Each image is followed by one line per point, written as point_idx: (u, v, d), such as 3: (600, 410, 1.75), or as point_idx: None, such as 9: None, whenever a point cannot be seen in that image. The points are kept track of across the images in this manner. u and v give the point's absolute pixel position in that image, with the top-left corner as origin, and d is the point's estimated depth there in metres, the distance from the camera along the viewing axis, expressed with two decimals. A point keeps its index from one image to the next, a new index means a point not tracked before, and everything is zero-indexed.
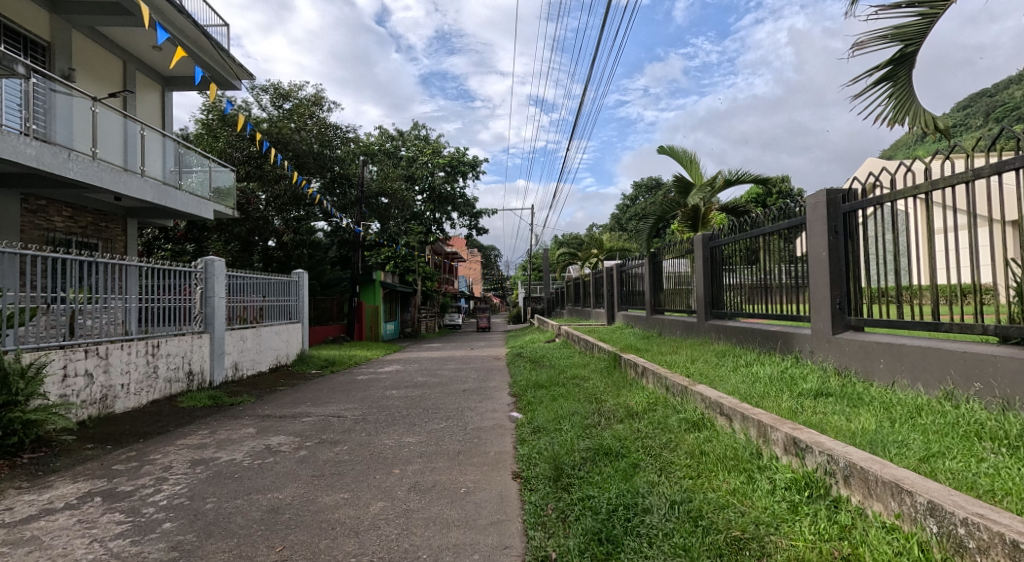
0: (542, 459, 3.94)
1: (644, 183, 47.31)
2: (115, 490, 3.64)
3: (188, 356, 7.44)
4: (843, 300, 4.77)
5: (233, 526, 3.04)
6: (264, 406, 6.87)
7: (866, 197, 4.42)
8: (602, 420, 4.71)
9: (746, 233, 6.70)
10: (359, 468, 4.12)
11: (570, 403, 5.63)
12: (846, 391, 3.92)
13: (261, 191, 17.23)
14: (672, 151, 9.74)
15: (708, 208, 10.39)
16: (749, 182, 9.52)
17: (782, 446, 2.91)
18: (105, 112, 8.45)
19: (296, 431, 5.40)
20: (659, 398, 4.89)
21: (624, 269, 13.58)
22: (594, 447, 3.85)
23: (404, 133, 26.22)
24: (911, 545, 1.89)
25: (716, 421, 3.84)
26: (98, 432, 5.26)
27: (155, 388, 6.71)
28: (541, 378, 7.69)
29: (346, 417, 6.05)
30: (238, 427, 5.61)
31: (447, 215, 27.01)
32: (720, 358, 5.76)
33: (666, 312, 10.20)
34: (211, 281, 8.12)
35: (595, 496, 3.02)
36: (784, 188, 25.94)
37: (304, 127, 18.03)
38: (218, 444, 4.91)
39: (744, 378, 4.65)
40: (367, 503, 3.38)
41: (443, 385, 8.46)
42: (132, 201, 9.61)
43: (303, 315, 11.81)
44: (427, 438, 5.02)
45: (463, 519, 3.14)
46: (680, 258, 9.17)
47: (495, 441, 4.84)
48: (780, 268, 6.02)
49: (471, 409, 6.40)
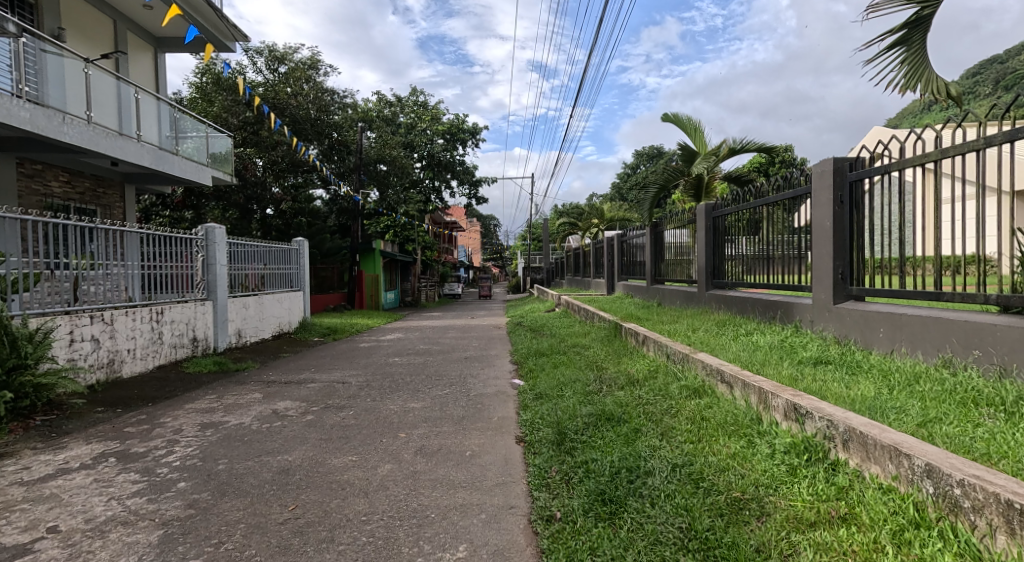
0: (545, 424, 4.03)
1: (645, 152, 46.84)
2: (128, 452, 3.72)
3: (192, 323, 7.49)
4: (845, 270, 4.80)
5: (246, 485, 3.13)
6: (268, 372, 6.97)
7: (873, 166, 4.39)
8: (603, 387, 4.81)
9: (749, 203, 6.67)
10: (366, 432, 4.21)
11: (571, 371, 5.71)
12: (845, 360, 3.99)
13: (258, 157, 17.01)
14: (677, 119, 9.61)
15: (711, 177, 10.30)
16: (753, 151, 9.41)
17: (781, 412, 2.97)
18: (98, 74, 8.30)
19: (302, 397, 5.50)
20: (659, 365, 4.97)
21: (625, 239, 13.58)
22: (597, 413, 3.92)
23: (402, 98, 25.78)
24: (907, 506, 1.96)
25: (716, 387, 3.89)
26: (108, 396, 5.34)
27: (161, 353, 6.78)
28: (542, 346, 7.79)
29: (351, 384, 6.14)
30: (244, 392, 5.70)
31: (446, 183, 26.78)
32: (720, 328, 5.82)
33: (666, 282, 10.24)
34: (211, 249, 8.10)
35: (599, 460, 3.10)
36: (788, 157, 25.67)
37: (300, 91, 17.73)
38: (226, 408, 5.00)
39: (744, 347, 4.71)
40: (375, 465, 3.47)
41: (445, 352, 8.56)
42: (129, 166, 9.50)
43: (304, 283, 11.84)
44: (431, 404, 5.12)
45: (470, 481, 3.22)
46: (681, 229, 9.20)
47: (498, 407, 4.93)
48: (783, 240, 6.02)
49: (473, 375, 6.49)
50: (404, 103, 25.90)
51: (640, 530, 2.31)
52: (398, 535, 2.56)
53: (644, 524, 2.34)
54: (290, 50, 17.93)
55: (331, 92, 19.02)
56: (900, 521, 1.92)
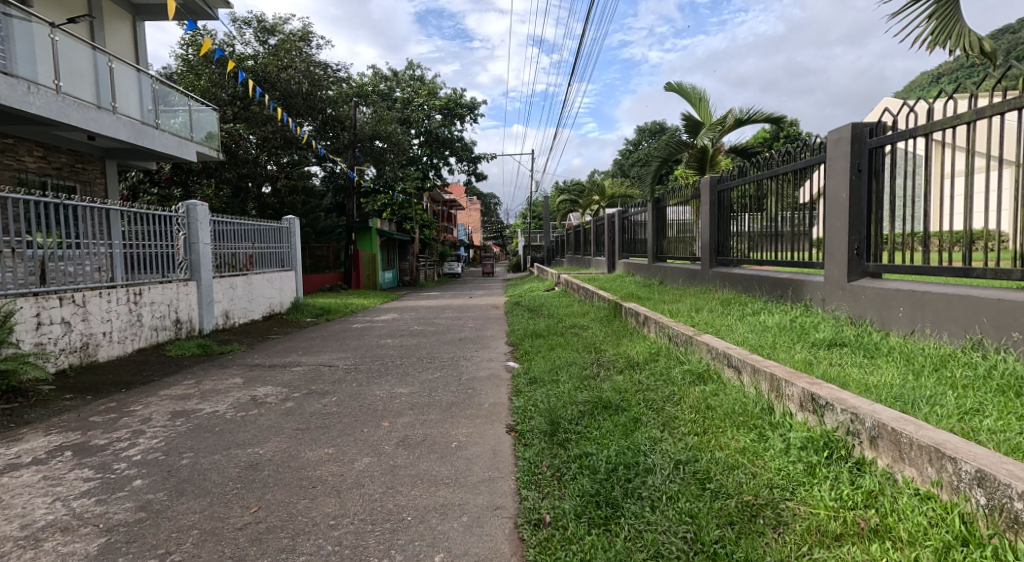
0: (537, 412, 3.75)
1: (647, 129, 46.07)
2: (87, 444, 3.45)
3: (174, 304, 7.20)
4: (861, 245, 4.46)
5: (208, 483, 2.86)
6: (254, 355, 6.71)
7: (896, 130, 4.03)
8: (600, 371, 4.54)
9: (756, 175, 6.27)
10: (347, 421, 3.94)
11: (567, 353, 5.42)
12: (862, 341, 3.70)
13: (249, 133, 16.55)
14: (680, 88, 9.18)
15: (717, 150, 9.88)
16: (760, 122, 8.99)
17: (796, 401, 2.66)
18: (67, 41, 7.87)
19: (285, 382, 5.23)
20: (661, 347, 4.68)
21: (626, 216, 13.22)
22: (593, 401, 3.64)
23: (398, 73, 25.19)
24: (951, 519, 1.67)
25: (722, 371, 3.59)
26: (79, 382, 5.08)
27: (141, 335, 6.51)
28: (539, 327, 7.50)
29: (338, 367, 5.88)
30: (225, 377, 5.44)
31: (445, 160, 26.29)
32: (725, 308, 5.50)
33: (669, 259, 9.91)
34: (194, 227, 7.77)
35: (593, 454, 2.82)
36: (792, 132, 25.07)
37: (291, 64, 17.23)
38: (202, 395, 4.73)
39: (752, 328, 4.40)
40: (351, 459, 3.20)
41: (439, 334, 8.28)
42: (107, 140, 9.10)
43: (295, 263, 11.52)
44: (419, 389, 4.85)
45: (452, 477, 2.95)
46: (684, 205, 8.88)
47: (490, 392, 4.65)
48: (792, 213, 5.65)
49: (466, 358, 6.22)
50: (399, 77, 25.30)
51: (638, 539, 2.03)
52: (368, 544, 2.29)
53: (643, 533, 2.07)
54: (279, 20, 17.36)
55: (323, 65, 18.50)
56: (943, 537, 1.63)
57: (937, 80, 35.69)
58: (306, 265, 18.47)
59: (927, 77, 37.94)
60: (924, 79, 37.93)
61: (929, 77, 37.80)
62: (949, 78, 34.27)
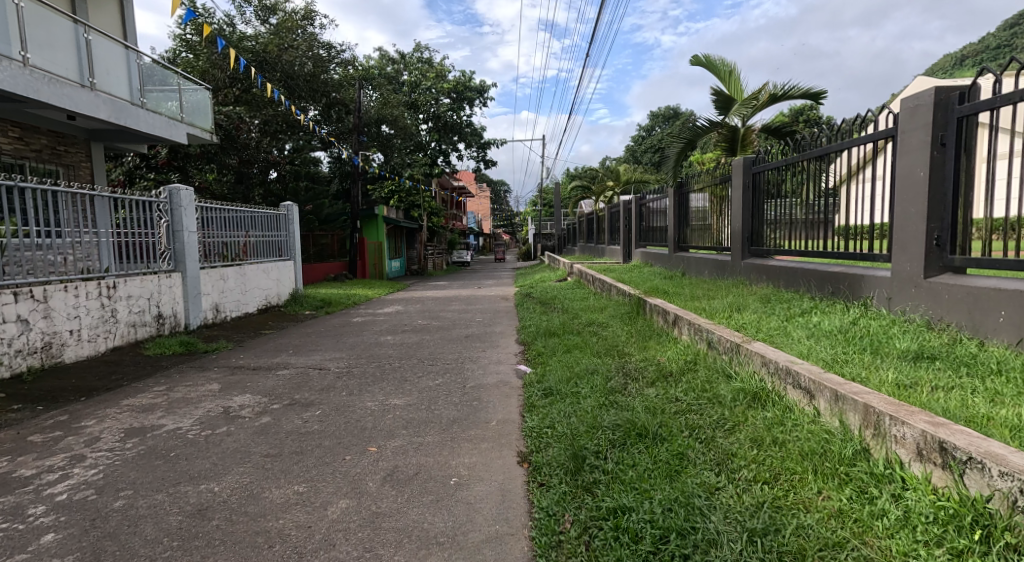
0: (556, 439, 3.09)
1: (661, 114, 44.90)
2: (9, 477, 2.85)
3: (156, 298, 6.60)
4: (943, 235, 3.74)
5: (136, 542, 2.23)
6: (240, 354, 6.10)
7: (998, 94, 3.29)
8: (627, 384, 3.88)
9: (803, 154, 5.50)
10: (326, 445, 3.30)
11: (587, 358, 4.76)
12: (959, 354, 2.99)
13: (250, 115, 15.91)
14: (708, 62, 8.36)
15: (748, 130, 9.02)
16: (797, 98, 8.16)
17: (910, 448, 1.98)
18: (33, 8, 7.21)
19: (265, 389, 4.60)
20: (699, 357, 3.99)
21: (643, 203, 12.44)
22: (624, 425, 2.98)
23: (405, 55, 24.44)
24: None
25: (783, 391, 2.90)
26: (33, 389, 4.49)
27: (116, 333, 5.92)
28: (553, 324, 6.83)
29: (328, 371, 5.25)
30: (200, 383, 4.82)
31: (453, 145, 25.50)
32: (769, 306, 4.80)
33: (691, 248, 9.19)
34: (177, 214, 7.15)
35: (633, 510, 2.17)
36: (813, 115, 24.01)
37: (292, 44, 16.56)
38: (168, 405, 4.12)
39: (809, 335, 3.70)
40: (323, 504, 2.56)
41: (444, 330, 7.65)
42: (87, 120, 8.47)
43: (294, 253, 10.91)
44: (417, 400, 4.21)
45: (448, 533, 2.30)
46: (710, 190, 8.12)
47: (498, 405, 3.99)
48: (846, 198, 4.93)
49: (471, 360, 5.57)
50: (406, 60, 24.62)
51: None
52: None
53: None
54: None
55: (326, 46, 17.81)
56: None
57: (961, 62, 34.45)
58: (310, 254, 17.88)
59: (951, 59, 36.64)
60: (948, 62, 36.67)
61: (953, 60, 36.43)
62: (974, 62, 33.16)
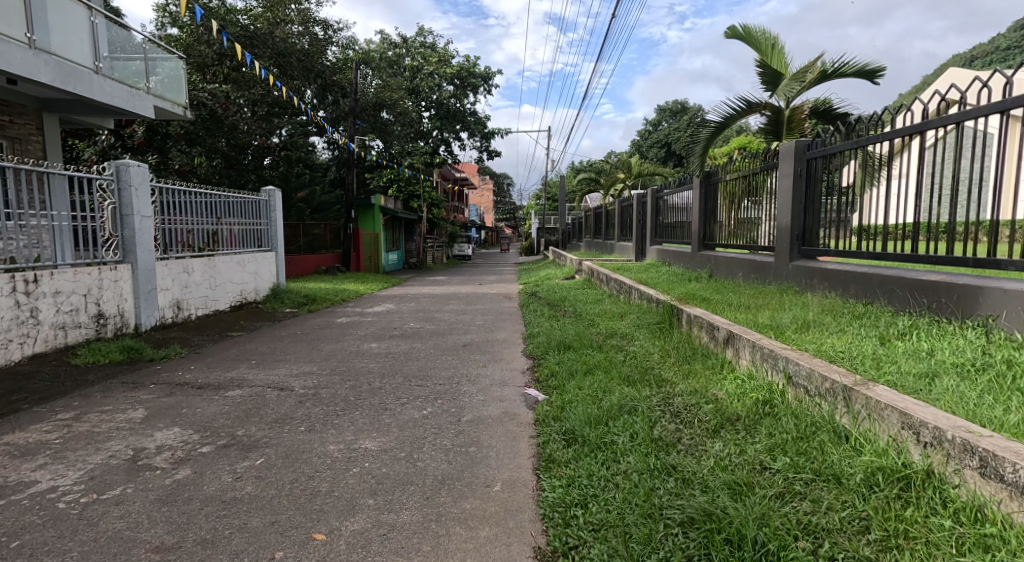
0: (595, 537, 2.04)
1: (668, 108, 43.70)
2: None
3: (95, 294, 5.54)
4: None
5: None
6: (190, 365, 5.06)
7: None
8: (678, 433, 2.81)
9: (876, 134, 4.39)
10: (256, 524, 2.27)
11: (615, 387, 3.69)
12: None
13: (236, 95, 14.82)
14: (747, 34, 7.25)
15: (793, 112, 7.90)
16: (852, 76, 7.08)
17: None
18: None
19: (202, 420, 3.54)
20: (773, 402, 2.93)
21: (660, 195, 11.34)
22: (703, 521, 1.95)
23: (408, 39, 23.32)
24: None
25: (953, 477, 1.88)
26: None
27: (37, 338, 4.89)
28: (567, 333, 5.77)
29: (292, 392, 4.21)
30: (123, 407, 3.77)
31: (455, 134, 24.34)
32: (851, 323, 3.73)
33: (718, 247, 8.10)
34: (127, 195, 6.08)
35: None
36: None
37: (284, 20, 15.43)
38: (62, 445, 3.08)
39: (939, 375, 2.63)
40: None
41: (438, 336, 6.59)
42: (29, 85, 7.34)
43: (277, 243, 9.83)
44: (396, 442, 3.17)
45: None
46: (745, 181, 7.00)
47: (504, 456, 2.95)
48: (949, 188, 3.79)
49: (469, 380, 4.53)
50: (408, 45, 23.51)
51: None
52: None
53: None
54: None
55: (321, 23, 16.66)
56: None
57: (972, 60, 33.38)
58: (300, 245, 16.81)
59: (960, 59, 35.59)
60: (957, 61, 35.66)
61: (964, 57, 35.36)
62: (984, 62, 32.07)
